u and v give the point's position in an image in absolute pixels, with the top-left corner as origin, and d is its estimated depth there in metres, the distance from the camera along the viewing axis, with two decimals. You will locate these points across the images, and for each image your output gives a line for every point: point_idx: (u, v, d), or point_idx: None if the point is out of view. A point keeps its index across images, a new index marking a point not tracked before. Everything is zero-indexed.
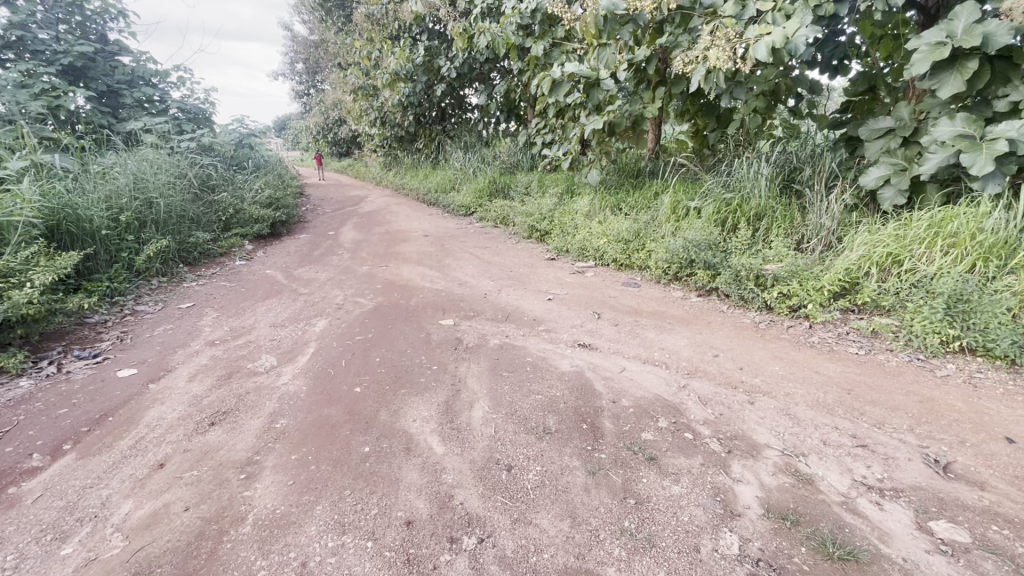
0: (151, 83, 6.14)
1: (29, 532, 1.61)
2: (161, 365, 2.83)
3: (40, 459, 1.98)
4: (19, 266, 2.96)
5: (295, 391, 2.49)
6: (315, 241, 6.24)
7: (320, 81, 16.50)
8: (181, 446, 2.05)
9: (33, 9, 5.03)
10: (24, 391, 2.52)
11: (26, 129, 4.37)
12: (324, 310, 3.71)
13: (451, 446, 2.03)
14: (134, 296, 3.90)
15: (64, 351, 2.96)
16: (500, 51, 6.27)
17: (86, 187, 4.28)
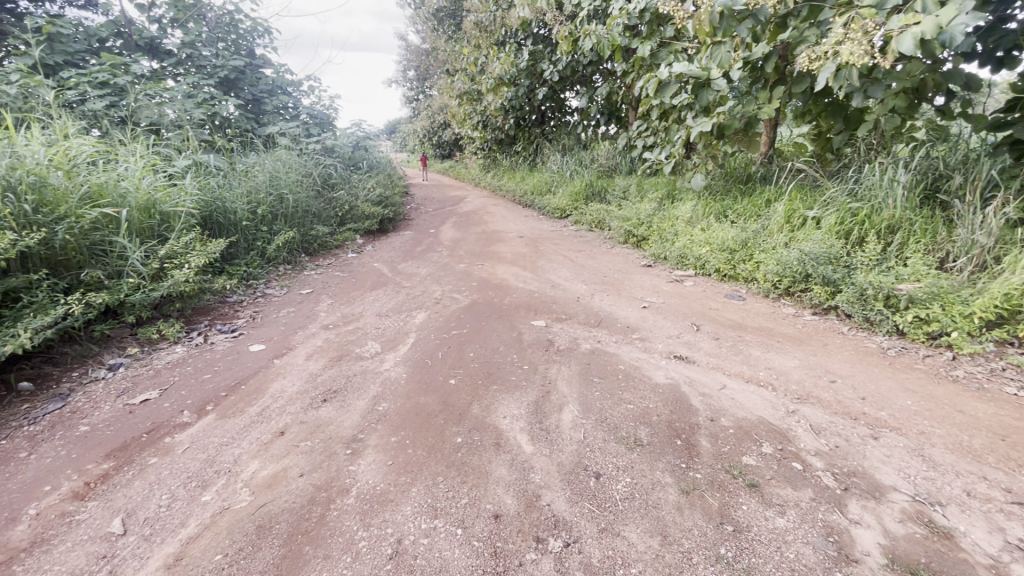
0: (287, 92, 6.89)
1: (179, 477, 1.89)
2: (284, 342, 3.18)
3: (189, 416, 2.31)
4: (181, 250, 3.45)
5: (396, 378, 2.66)
6: (417, 238, 6.61)
7: (428, 86, 17.43)
8: (298, 418, 2.28)
9: (199, 30, 5.88)
10: (179, 355, 2.95)
11: (190, 133, 5.09)
12: (423, 303, 3.92)
13: (540, 446, 2.04)
14: (265, 281, 4.40)
15: (209, 325, 3.42)
16: (605, 53, 6.20)
17: (232, 183, 4.89)
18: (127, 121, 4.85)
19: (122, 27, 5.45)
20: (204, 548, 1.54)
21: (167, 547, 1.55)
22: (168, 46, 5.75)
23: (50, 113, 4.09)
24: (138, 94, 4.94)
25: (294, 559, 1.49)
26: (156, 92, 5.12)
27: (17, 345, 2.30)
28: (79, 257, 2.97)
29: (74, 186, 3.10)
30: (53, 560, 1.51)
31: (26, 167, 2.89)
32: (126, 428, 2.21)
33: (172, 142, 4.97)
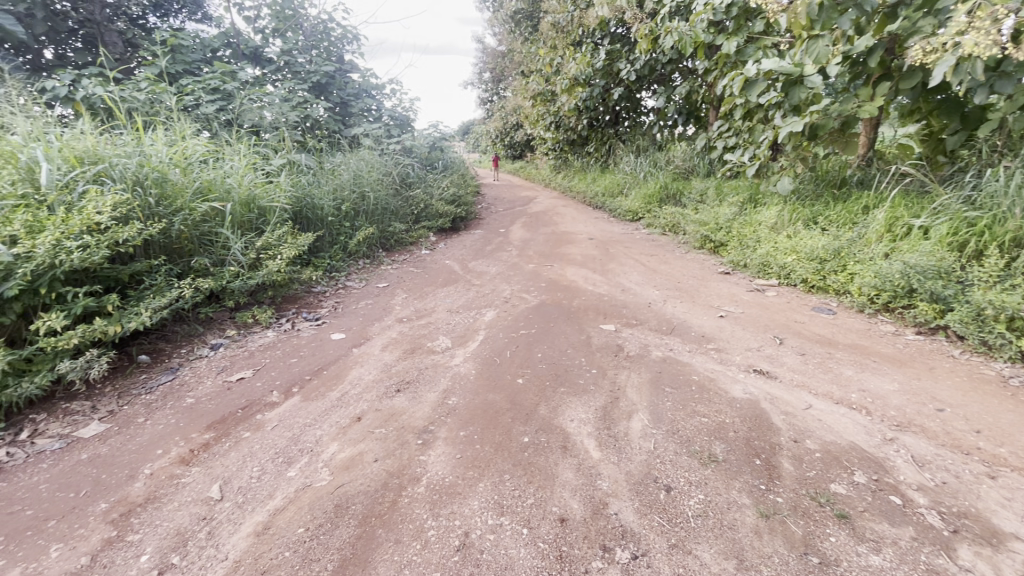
0: (372, 95, 7.25)
1: (268, 452, 2.04)
2: (362, 333, 3.35)
3: (278, 396, 2.49)
4: (275, 242, 3.73)
5: (466, 373, 2.72)
6: (488, 237, 6.72)
7: (502, 88, 17.64)
8: (374, 406, 2.39)
9: (297, 39, 6.41)
10: (270, 339, 3.20)
11: (286, 134, 5.49)
12: (493, 301, 3.97)
13: (608, 453, 2.00)
14: (346, 273, 4.67)
15: (296, 312, 3.67)
16: (687, 51, 5.96)
17: (321, 181, 5.22)
18: (233, 123, 5.31)
19: (232, 38, 6.04)
20: (288, 520, 1.65)
21: (257, 516, 1.68)
22: (269, 54, 6.25)
23: (171, 116, 4.56)
24: (243, 98, 5.39)
25: (368, 541, 1.56)
26: (259, 97, 5.57)
27: (140, 322, 2.59)
28: (190, 246, 3.29)
29: (188, 182, 3.44)
30: (163, 516, 1.68)
31: (151, 164, 3.24)
32: (224, 403, 2.42)
33: (269, 142, 5.38)
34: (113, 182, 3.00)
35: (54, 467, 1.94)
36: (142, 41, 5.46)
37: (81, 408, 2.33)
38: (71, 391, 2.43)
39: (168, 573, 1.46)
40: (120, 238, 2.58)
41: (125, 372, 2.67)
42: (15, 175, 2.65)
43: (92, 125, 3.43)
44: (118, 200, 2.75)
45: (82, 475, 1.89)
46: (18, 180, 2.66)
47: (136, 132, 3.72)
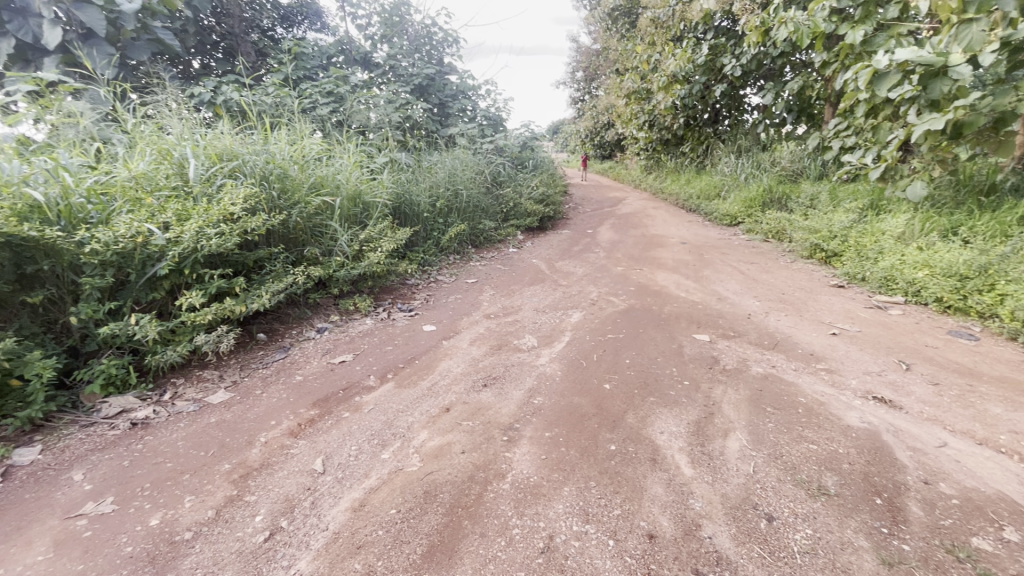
0: (468, 96, 7.45)
1: (364, 433, 2.17)
2: (452, 326, 3.46)
3: (374, 380, 2.64)
4: (376, 236, 3.96)
5: (552, 374, 2.70)
6: (575, 237, 6.66)
7: (594, 87, 17.41)
8: (462, 398, 2.45)
9: (402, 44, 6.78)
10: (368, 326, 3.40)
11: (389, 133, 5.81)
12: (579, 303, 3.92)
13: (701, 471, 1.88)
14: (438, 268, 4.85)
15: (392, 303, 3.87)
16: (802, 43, 5.45)
17: (418, 179, 5.46)
18: (343, 124, 5.71)
19: (345, 45, 6.53)
20: (382, 501, 1.74)
21: (353, 492, 1.79)
22: (377, 59, 6.67)
23: (292, 117, 5.00)
24: (353, 101, 5.78)
25: (455, 530, 1.60)
26: (367, 99, 5.94)
27: (260, 303, 2.87)
28: (304, 236, 3.59)
29: (305, 177, 3.74)
30: (275, 482, 1.85)
31: (276, 161, 3.57)
32: (328, 383, 2.61)
33: (374, 141, 5.71)
34: (244, 177, 3.34)
35: (189, 427, 2.20)
36: (271, 50, 6.06)
37: (211, 377, 2.63)
38: (203, 361, 2.74)
39: (278, 535, 1.60)
40: (249, 227, 2.88)
41: (246, 347, 2.97)
42: (170, 170, 3.04)
43: (229, 126, 3.84)
44: (249, 194, 3.06)
45: (210, 437, 2.13)
46: (171, 174, 3.04)
47: (264, 132, 4.12)
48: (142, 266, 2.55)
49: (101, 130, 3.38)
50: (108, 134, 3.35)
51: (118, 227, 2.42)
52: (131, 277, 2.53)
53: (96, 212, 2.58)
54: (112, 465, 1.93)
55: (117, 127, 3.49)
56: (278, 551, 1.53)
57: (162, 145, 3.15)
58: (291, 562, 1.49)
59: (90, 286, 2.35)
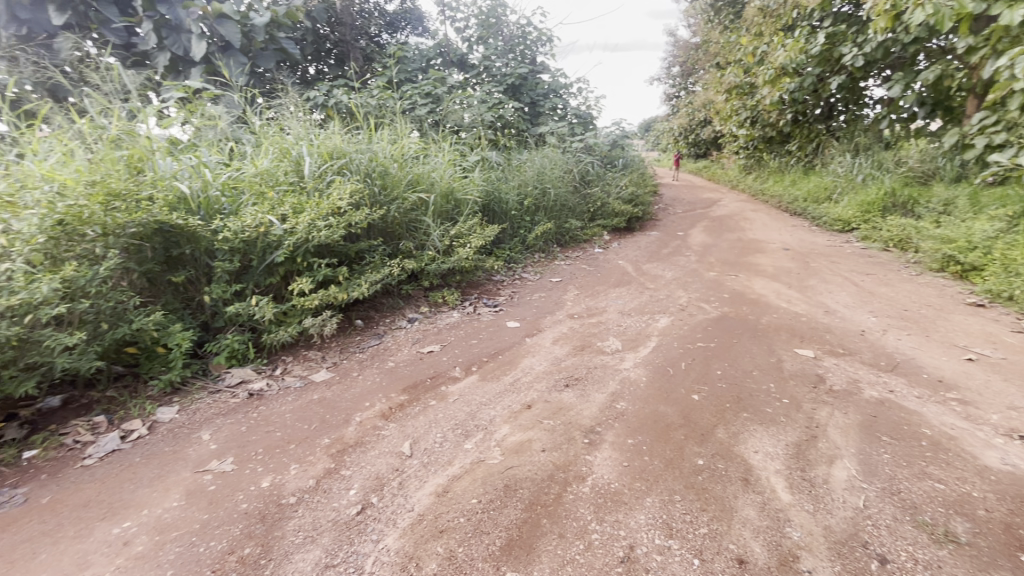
0: (560, 95, 7.42)
1: (449, 421, 2.25)
2: (535, 324, 3.48)
3: (459, 372, 2.73)
4: (466, 232, 4.07)
5: (636, 379, 2.62)
6: (664, 239, 6.41)
7: (691, 82, 16.61)
8: (543, 396, 2.46)
9: (497, 45, 6.93)
10: (454, 319, 3.53)
11: (481, 132, 5.95)
12: (667, 307, 3.77)
13: (801, 498, 1.73)
14: (523, 265, 4.90)
15: (478, 298, 3.97)
16: (942, 27, 4.80)
17: (508, 177, 5.55)
18: (439, 124, 5.94)
19: (444, 48, 6.79)
20: (464, 489, 1.79)
21: (437, 478, 1.86)
22: (473, 60, 6.87)
23: (393, 118, 5.28)
24: (449, 101, 5.99)
25: (533, 527, 1.61)
26: (462, 100, 6.12)
27: (360, 291, 3.07)
28: (400, 230, 3.78)
29: (404, 174, 3.94)
30: (367, 460, 1.97)
31: (378, 159, 3.80)
32: (416, 371, 2.74)
33: (467, 140, 5.87)
34: (351, 174, 3.59)
35: (295, 401, 2.42)
36: (376, 55, 6.46)
37: (315, 357, 2.87)
38: (309, 342, 2.99)
39: (368, 510, 1.70)
40: (353, 220, 3.09)
41: (346, 332, 3.20)
42: (288, 167, 3.35)
43: (339, 126, 4.15)
44: (354, 189, 3.28)
45: (313, 412, 2.32)
46: (290, 171, 3.35)
47: (368, 132, 4.39)
48: (263, 253, 2.84)
49: (234, 131, 3.81)
50: (239, 134, 3.76)
51: (246, 217, 2.71)
52: (253, 262, 2.82)
53: (228, 205, 2.91)
54: (232, 429, 2.18)
55: (247, 129, 3.91)
56: (368, 525, 1.63)
57: (283, 145, 3.47)
58: (380, 537, 1.59)
59: (221, 269, 2.67)
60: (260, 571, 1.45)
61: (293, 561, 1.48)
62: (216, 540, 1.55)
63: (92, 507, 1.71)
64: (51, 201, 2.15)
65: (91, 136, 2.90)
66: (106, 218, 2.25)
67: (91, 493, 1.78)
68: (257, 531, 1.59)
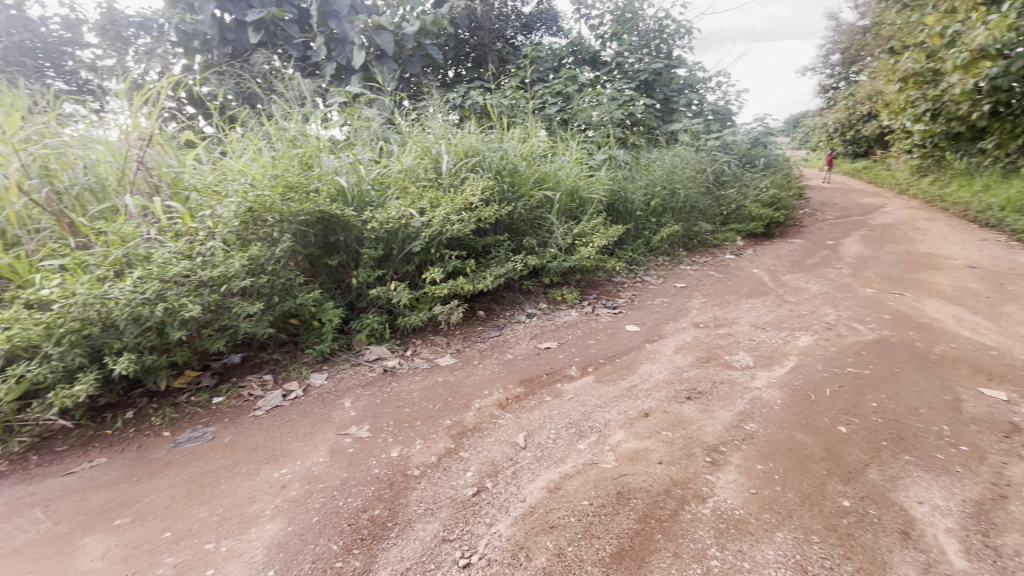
0: (696, 90, 6.99)
1: (562, 419, 2.25)
2: (656, 329, 3.34)
3: (575, 371, 2.72)
4: (590, 231, 4.03)
5: (769, 400, 2.38)
6: (810, 248, 5.74)
7: (854, 71, 14.59)
8: (662, 406, 2.35)
9: (632, 40, 6.74)
10: (572, 318, 3.53)
11: (610, 129, 5.84)
12: (811, 324, 3.37)
13: (980, 567, 1.44)
14: (645, 268, 4.73)
15: (597, 298, 3.92)
16: None
17: (635, 176, 5.38)
18: (568, 122, 5.95)
19: (577, 46, 6.77)
20: (575, 489, 1.79)
21: (550, 473, 1.88)
22: (605, 57, 6.77)
23: (524, 117, 5.39)
24: (580, 100, 5.97)
25: (646, 541, 1.55)
26: (593, 98, 6.05)
27: (485, 284, 3.20)
28: (525, 227, 3.85)
29: (531, 173, 4.02)
30: (484, 446, 2.06)
31: (509, 157, 3.92)
32: (533, 365, 2.80)
33: (595, 139, 5.78)
34: (483, 171, 3.75)
35: (422, 381, 2.61)
36: (512, 56, 6.65)
37: (441, 342, 3.06)
38: (437, 328, 3.19)
39: (483, 493, 1.78)
40: (483, 216, 3.23)
41: (469, 321, 3.36)
42: (429, 164, 3.59)
43: (474, 126, 4.36)
44: (486, 186, 3.42)
45: (437, 393, 2.49)
46: (429, 168, 3.59)
47: (501, 131, 4.54)
48: (403, 243, 3.09)
49: (384, 131, 4.19)
50: (388, 135, 4.12)
51: (391, 210, 2.97)
52: (394, 251, 3.09)
53: (377, 198, 3.22)
54: (369, 400, 2.42)
55: (394, 129, 4.28)
56: (482, 508, 1.70)
57: (425, 143, 3.73)
58: (492, 521, 1.64)
59: (368, 255, 2.97)
60: (387, 532, 1.59)
61: (414, 529, 1.60)
62: (352, 498, 1.74)
63: (259, 452, 2.01)
64: (245, 192, 2.55)
65: (275, 137, 3.39)
66: (283, 206, 2.62)
67: (260, 439, 2.10)
68: (386, 496, 1.75)
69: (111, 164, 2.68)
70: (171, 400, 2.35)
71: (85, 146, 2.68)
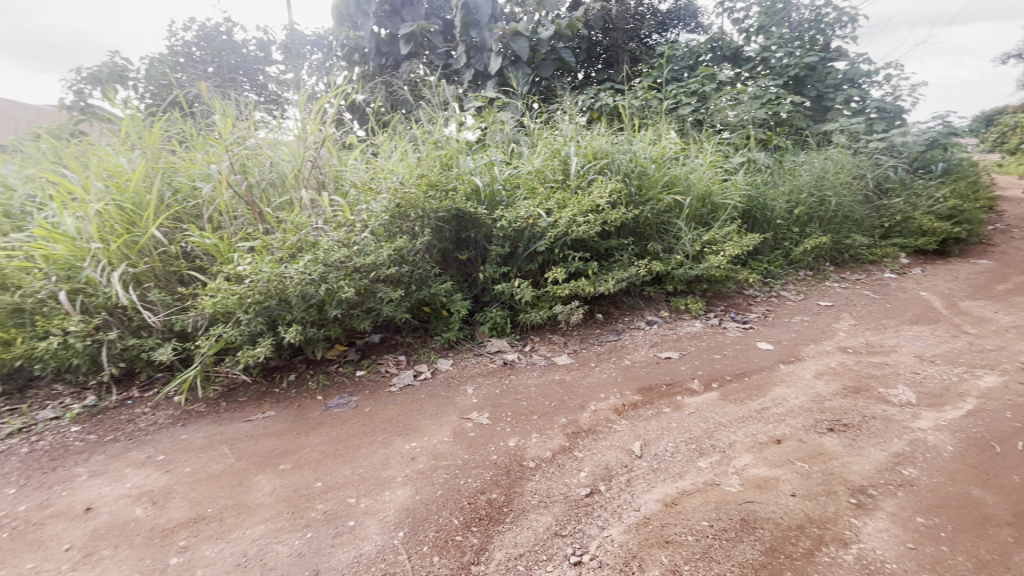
0: (858, 85, 6.18)
1: (682, 434, 2.16)
2: (794, 350, 3.04)
3: (697, 386, 2.58)
4: (721, 238, 3.77)
5: (936, 445, 2.04)
6: (1000, 271, 4.78)
7: None
8: (798, 434, 2.13)
9: (782, 32, 6.17)
10: (696, 329, 3.35)
11: (751, 130, 5.41)
12: (998, 362, 2.82)
13: None
14: (783, 282, 4.32)
15: (724, 311, 3.68)
16: None
17: (777, 182, 4.93)
18: (702, 123, 5.63)
19: (717, 42, 6.37)
20: (694, 507, 1.70)
21: (666, 487, 1.82)
22: (749, 52, 6.28)
23: (656, 118, 5.21)
24: (718, 98, 5.55)
25: None
26: (732, 96, 5.65)
27: (606, 287, 3.17)
28: (651, 231, 3.73)
29: (661, 176, 3.88)
30: (599, 448, 2.06)
31: (639, 160, 3.83)
32: (652, 374, 2.71)
33: (732, 140, 5.40)
34: (611, 174, 3.71)
35: (539, 378, 2.68)
36: (645, 56, 6.47)
37: (558, 342, 3.11)
38: (555, 327, 3.24)
39: (596, 495, 1.78)
40: (609, 219, 3.19)
41: (587, 323, 3.36)
42: (557, 166, 3.64)
43: (604, 128, 4.32)
44: (614, 189, 3.37)
45: (554, 391, 2.53)
46: (557, 169, 3.64)
47: (630, 133, 4.45)
48: (528, 242, 3.18)
49: (516, 133, 4.34)
50: (519, 137, 4.26)
51: (520, 209, 3.08)
52: (519, 249, 3.20)
53: (507, 198, 3.36)
54: (490, 389, 2.54)
55: (525, 131, 4.41)
56: (595, 510, 1.71)
57: (555, 145, 3.79)
58: (604, 525, 1.64)
59: (495, 252, 3.11)
60: (503, 517, 1.66)
61: (528, 519, 1.66)
62: (472, 478, 1.85)
63: (393, 424, 2.23)
64: (395, 189, 2.83)
65: (419, 140, 3.70)
66: (425, 203, 2.85)
67: (394, 413, 2.32)
68: (502, 482, 1.83)
69: (290, 163, 3.14)
70: (324, 369, 2.70)
71: (273, 147, 3.17)
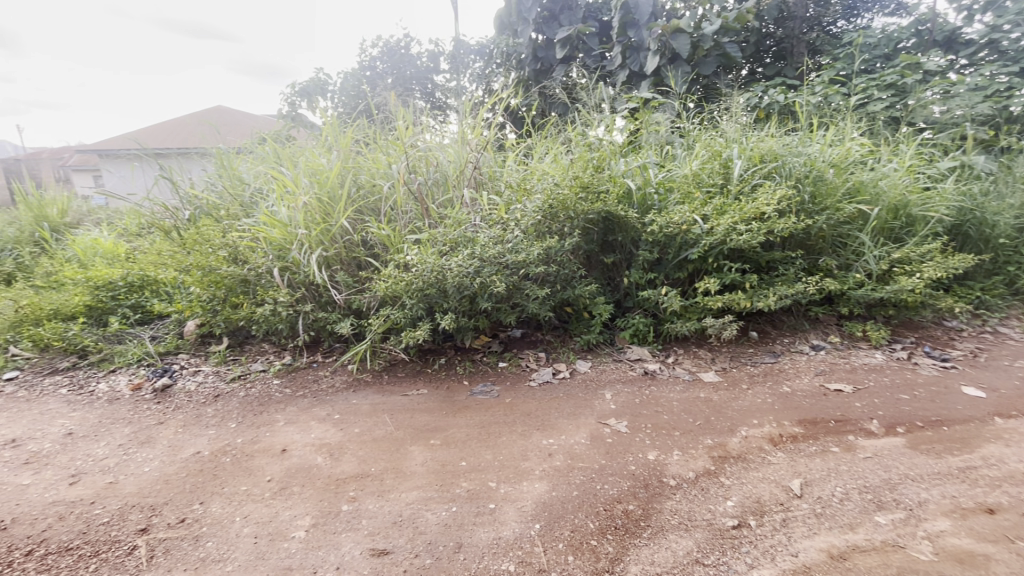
0: None
1: (854, 479, 1.87)
2: (1016, 402, 2.44)
3: (877, 427, 2.21)
4: (918, 258, 3.18)
5: None
6: None
7: None
8: (1021, 507, 1.71)
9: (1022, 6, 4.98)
10: (876, 361, 2.88)
11: (969, 128, 4.46)
12: None
13: None
14: (1002, 316, 3.50)
15: (915, 343, 3.11)
16: None
17: (1003, 192, 4.00)
18: (898, 121, 4.80)
19: (926, 24, 5.37)
20: (869, 568, 1.46)
21: (832, 536, 1.59)
22: (970, 35, 5.19)
23: (839, 117, 4.56)
24: (923, 90, 4.66)
25: None
26: (943, 88, 4.71)
27: (765, 304, 2.87)
28: (825, 244, 3.28)
29: (842, 182, 3.39)
30: (749, 479, 1.88)
31: (815, 163, 3.38)
32: (818, 407, 2.39)
33: (940, 141, 4.50)
34: (780, 179, 3.33)
35: (683, 393, 2.54)
36: (828, 46, 5.70)
37: (705, 357, 2.91)
38: (702, 341, 3.04)
39: (744, 529, 1.63)
40: (776, 228, 2.86)
41: (739, 341, 3.09)
42: (717, 169, 3.39)
43: (775, 128, 3.90)
44: (784, 195, 3.03)
45: (699, 409, 2.37)
46: (717, 172, 3.38)
47: (806, 134, 3.96)
48: (679, 249, 3.01)
49: (672, 133, 4.14)
50: (674, 139, 4.06)
51: (673, 214, 2.92)
52: (668, 256, 3.04)
53: (659, 202, 3.24)
54: (628, 397, 2.48)
55: (682, 132, 4.18)
56: (743, 545, 1.56)
57: (715, 148, 3.52)
58: (754, 564, 1.49)
59: (643, 257, 3.01)
60: (640, 531, 1.61)
61: (668, 539, 1.58)
62: (609, 486, 1.82)
63: (532, 418, 2.29)
64: (549, 190, 2.89)
65: (572, 142, 3.74)
66: (576, 205, 2.87)
67: (532, 407, 2.39)
68: (640, 495, 1.78)
69: (454, 163, 3.40)
70: (470, 357, 2.89)
71: (440, 149, 3.45)
